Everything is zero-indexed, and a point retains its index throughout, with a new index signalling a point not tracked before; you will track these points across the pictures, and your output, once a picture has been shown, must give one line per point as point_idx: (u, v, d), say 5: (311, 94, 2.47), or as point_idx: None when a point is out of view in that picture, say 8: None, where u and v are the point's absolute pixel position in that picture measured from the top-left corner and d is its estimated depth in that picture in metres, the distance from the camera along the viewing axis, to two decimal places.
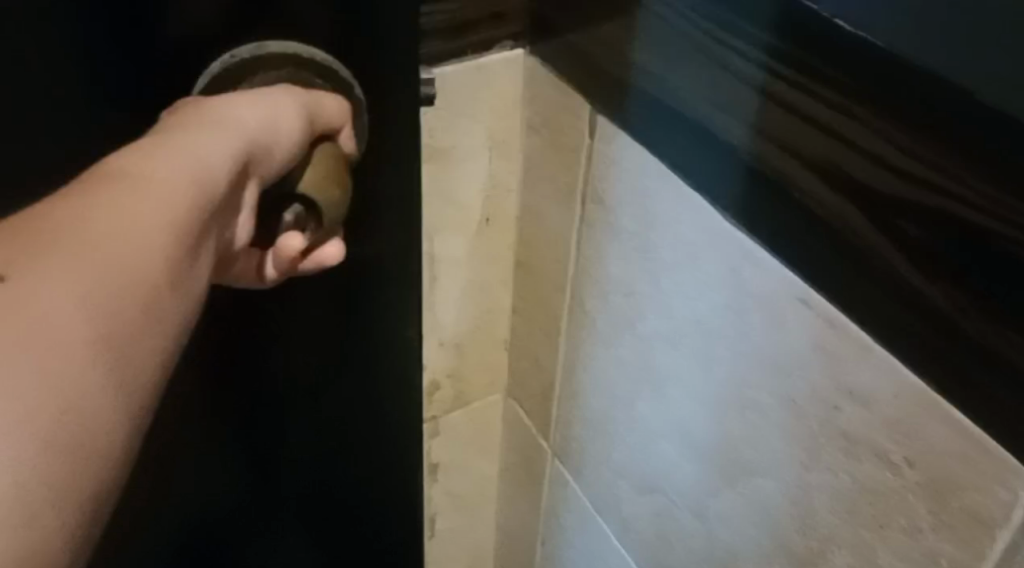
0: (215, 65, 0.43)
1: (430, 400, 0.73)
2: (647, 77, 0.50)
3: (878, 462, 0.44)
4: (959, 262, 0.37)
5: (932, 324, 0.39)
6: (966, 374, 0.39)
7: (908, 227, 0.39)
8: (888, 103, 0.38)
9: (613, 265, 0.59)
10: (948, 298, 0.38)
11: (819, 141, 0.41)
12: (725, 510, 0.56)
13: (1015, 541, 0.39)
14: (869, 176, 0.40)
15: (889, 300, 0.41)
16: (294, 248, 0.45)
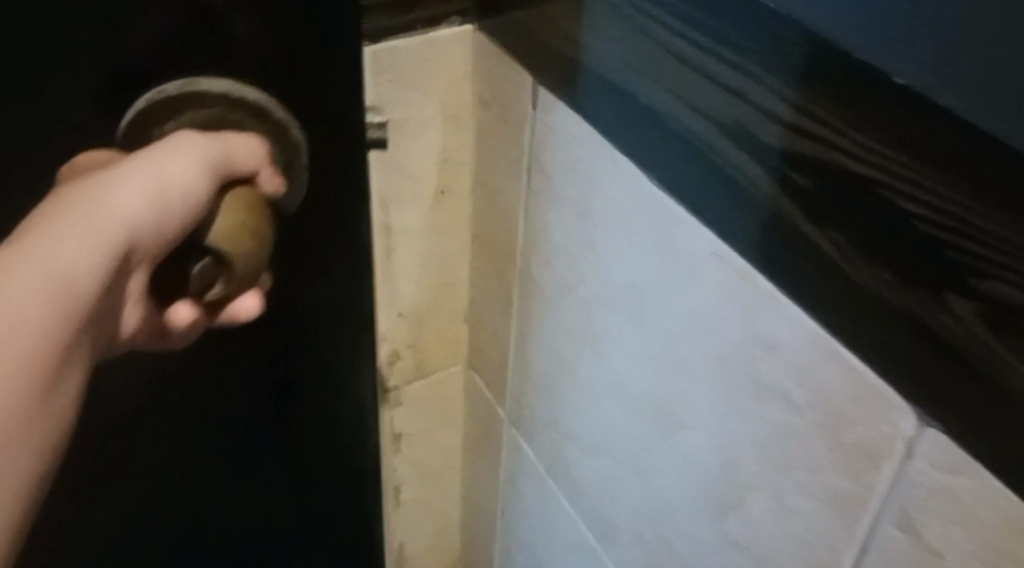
0: (141, 100, 0.47)
1: (390, 369, 0.76)
2: (593, 57, 0.52)
3: (784, 406, 0.47)
4: (945, 285, 0.37)
5: (913, 346, 0.38)
6: (937, 387, 0.38)
7: (899, 250, 0.38)
8: (889, 123, 0.37)
9: (558, 232, 0.62)
10: (932, 320, 0.37)
11: (814, 158, 0.41)
12: (660, 468, 0.59)
13: (898, 471, 0.42)
14: (810, 163, 0.41)
15: (873, 319, 0.40)
16: (189, 312, 0.48)
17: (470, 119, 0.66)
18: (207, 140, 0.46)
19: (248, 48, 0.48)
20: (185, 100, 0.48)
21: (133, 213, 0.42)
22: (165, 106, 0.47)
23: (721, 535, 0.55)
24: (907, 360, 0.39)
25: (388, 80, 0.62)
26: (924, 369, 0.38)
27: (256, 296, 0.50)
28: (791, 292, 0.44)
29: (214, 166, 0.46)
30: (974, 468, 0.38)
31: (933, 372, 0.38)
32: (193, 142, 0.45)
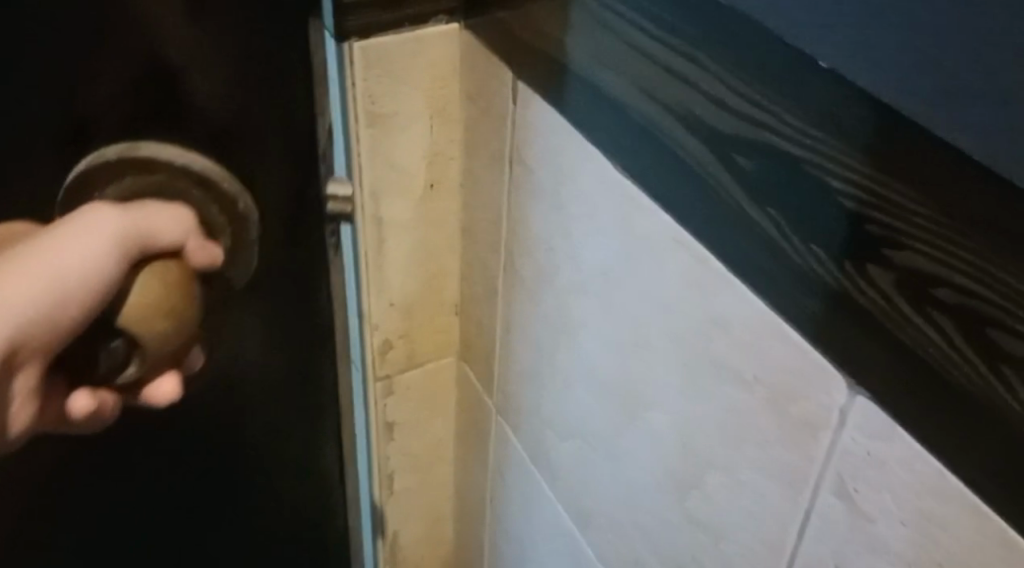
0: (111, 152, 0.62)
1: (382, 359, 0.79)
2: (579, 64, 0.54)
3: (735, 384, 0.49)
4: (965, 335, 0.36)
5: (928, 387, 0.38)
6: (946, 426, 0.38)
7: (913, 289, 0.37)
8: (912, 172, 0.36)
9: (537, 223, 0.64)
10: (950, 364, 0.37)
11: (821, 190, 0.40)
12: (629, 449, 0.61)
13: (834, 440, 0.44)
14: (814, 192, 0.40)
15: (883, 351, 0.39)
16: (85, 404, 0.56)
17: (457, 116, 0.69)
18: (115, 216, 0.54)
19: (207, 118, 0.63)
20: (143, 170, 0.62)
21: (25, 304, 0.50)
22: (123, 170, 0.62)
23: (682, 514, 0.57)
24: (920, 397, 0.38)
25: (376, 76, 0.64)
26: (941, 413, 0.38)
27: (172, 380, 0.59)
28: (736, 270, 0.46)
29: (131, 243, 0.54)
30: (898, 433, 0.40)
31: (927, 402, 0.38)
32: (111, 220, 0.54)
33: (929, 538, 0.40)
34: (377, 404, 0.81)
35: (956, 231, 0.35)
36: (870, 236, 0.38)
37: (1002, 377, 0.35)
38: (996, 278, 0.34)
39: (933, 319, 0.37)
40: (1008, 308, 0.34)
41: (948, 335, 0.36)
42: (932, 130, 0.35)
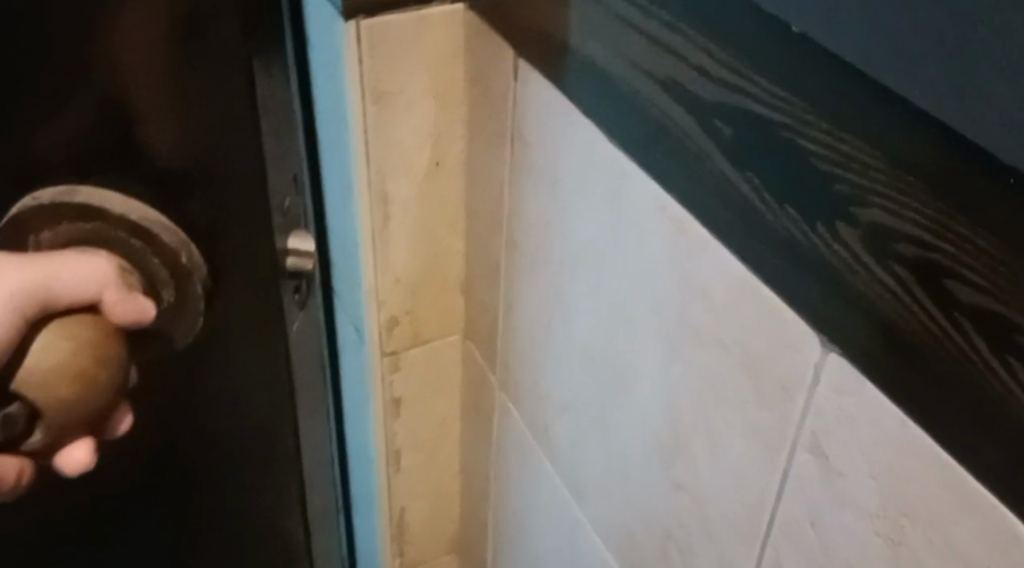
0: None
1: (388, 335, 0.80)
2: (576, 41, 0.55)
3: (716, 348, 0.50)
4: (950, 311, 0.37)
5: (909, 360, 0.39)
6: (924, 397, 0.39)
7: (898, 265, 0.38)
8: (895, 151, 0.37)
9: (534, 200, 0.66)
10: (935, 338, 0.37)
11: (800, 165, 0.41)
12: (618, 418, 0.62)
13: (809, 398, 0.45)
14: (793, 164, 0.41)
15: (861, 322, 0.40)
16: None
17: (461, 97, 0.71)
18: None
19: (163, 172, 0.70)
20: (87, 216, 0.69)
21: None
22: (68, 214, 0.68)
23: (668, 479, 0.58)
24: (901, 371, 0.39)
25: (380, 54, 0.66)
26: (922, 387, 0.39)
27: None
28: (717, 234, 0.48)
29: None
30: (867, 387, 0.41)
31: (908, 375, 0.39)
32: None
33: (895, 489, 0.41)
34: (383, 380, 0.83)
35: (913, 185, 0.37)
36: (851, 212, 0.39)
37: (993, 354, 0.36)
38: (962, 239, 0.36)
39: (895, 272, 0.38)
40: (963, 258, 0.36)
41: (909, 286, 0.38)
42: (914, 102, 0.35)
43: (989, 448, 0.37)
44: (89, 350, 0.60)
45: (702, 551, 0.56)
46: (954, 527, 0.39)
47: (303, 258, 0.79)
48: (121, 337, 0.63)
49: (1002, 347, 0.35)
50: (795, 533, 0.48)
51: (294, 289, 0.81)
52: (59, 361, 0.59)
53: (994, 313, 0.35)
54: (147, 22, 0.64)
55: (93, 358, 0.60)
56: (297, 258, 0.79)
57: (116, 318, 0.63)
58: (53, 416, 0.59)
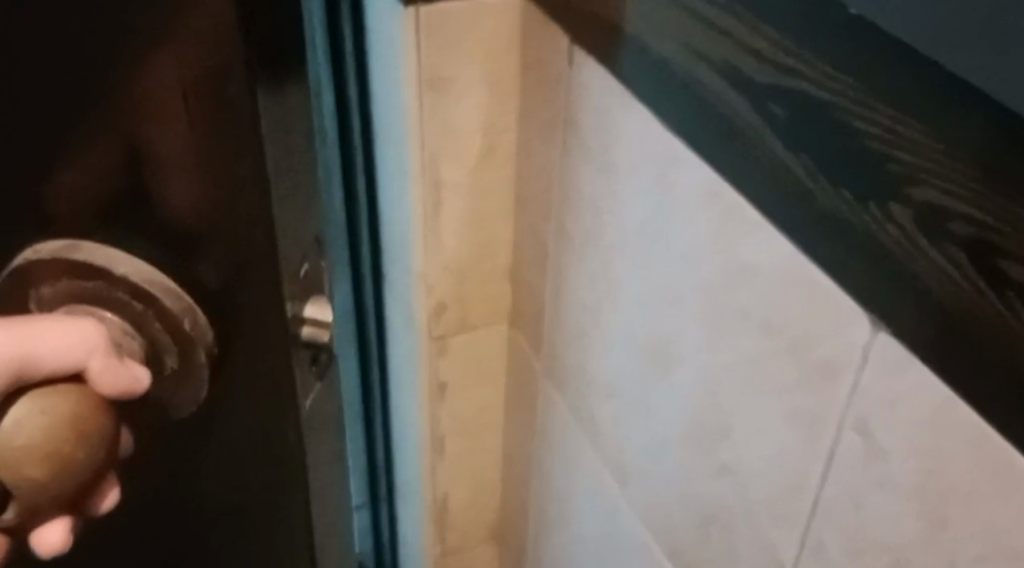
0: None
1: (436, 320, 0.82)
2: (633, 27, 0.55)
3: (763, 330, 0.50)
4: (991, 283, 0.37)
5: (953, 333, 0.39)
6: (969, 369, 0.39)
7: (943, 237, 0.39)
8: (940, 125, 0.38)
9: (585, 187, 0.67)
10: (979, 311, 0.38)
11: (849, 144, 0.42)
12: (662, 403, 0.63)
13: (856, 380, 0.45)
14: (844, 143, 0.42)
15: (908, 299, 0.41)
16: None
17: (515, 85, 0.71)
18: None
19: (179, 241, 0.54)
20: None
21: None
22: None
23: (714, 462, 0.58)
24: (945, 344, 0.40)
25: (436, 40, 0.67)
26: (966, 360, 0.39)
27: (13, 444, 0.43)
28: (765, 215, 0.48)
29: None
30: (912, 365, 0.42)
31: (951, 348, 0.40)
32: None
33: (932, 471, 0.42)
34: (430, 363, 0.84)
35: (961, 165, 0.37)
36: (898, 187, 0.40)
37: None
38: (1004, 210, 0.36)
39: (945, 250, 0.39)
40: (1009, 238, 0.36)
41: (959, 264, 0.38)
42: (958, 75, 0.36)
43: None
44: (69, 424, 0.45)
45: (743, 537, 0.57)
46: (992, 508, 0.40)
47: (322, 327, 0.59)
48: (107, 410, 0.47)
49: None
50: (835, 514, 0.49)
51: (310, 359, 0.60)
52: (29, 441, 0.44)
53: None
54: (188, 70, 0.49)
55: (72, 437, 0.45)
56: (316, 326, 0.59)
57: (99, 388, 0.47)
58: (25, 498, 0.45)
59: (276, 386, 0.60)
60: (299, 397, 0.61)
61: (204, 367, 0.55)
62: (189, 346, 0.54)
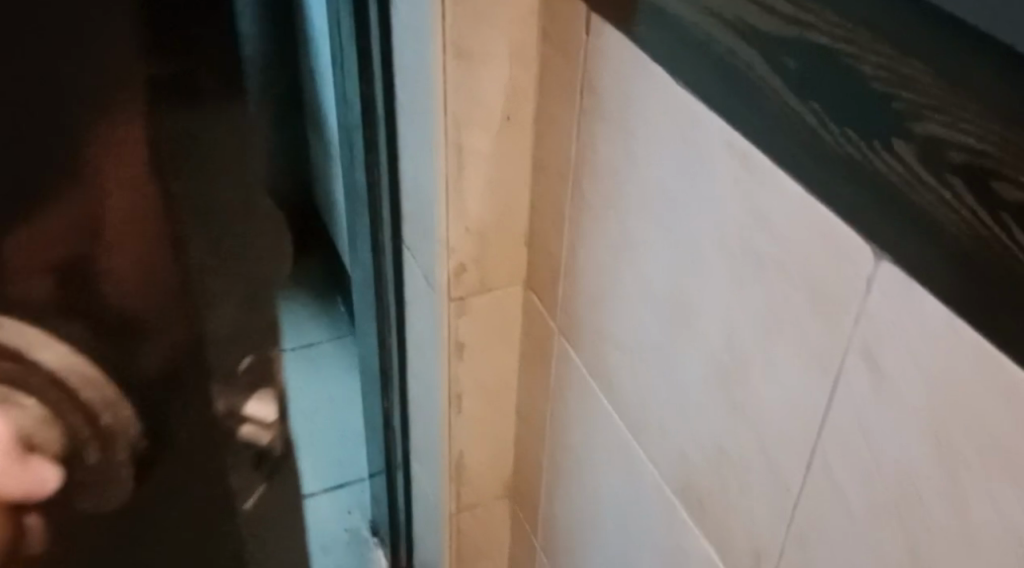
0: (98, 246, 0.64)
1: (456, 280, 0.86)
2: None
3: (777, 271, 0.54)
4: (994, 208, 0.41)
5: (956, 257, 0.43)
6: (971, 293, 0.43)
7: (948, 169, 0.42)
8: (945, 66, 0.41)
9: (600, 145, 0.70)
10: (982, 236, 0.41)
11: (858, 88, 0.45)
12: (676, 350, 0.66)
13: (861, 311, 0.49)
14: (855, 88, 0.46)
15: (913, 229, 0.45)
16: None
17: (534, 53, 0.76)
18: None
19: (132, 323, 0.66)
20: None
21: None
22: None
23: (726, 402, 0.61)
24: (948, 268, 0.43)
25: (460, 9, 0.72)
26: (969, 283, 0.43)
27: None
28: (779, 162, 0.52)
29: None
30: (919, 291, 0.45)
31: (954, 272, 0.43)
32: None
33: (942, 386, 0.45)
34: (451, 324, 0.88)
35: (965, 99, 0.41)
36: (907, 126, 0.44)
37: None
38: (1006, 138, 0.40)
39: (945, 180, 0.43)
40: (1009, 162, 0.40)
41: (958, 193, 0.42)
42: (964, 20, 0.40)
43: None
44: None
45: (754, 472, 0.60)
46: (994, 412, 0.43)
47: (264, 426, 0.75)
48: None
49: None
50: (843, 438, 0.51)
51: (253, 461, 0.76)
52: None
53: None
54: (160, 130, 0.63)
55: None
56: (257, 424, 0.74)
57: None
58: None
59: (210, 455, 0.73)
60: (238, 493, 0.76)
61: (125, 462, 0.67)
62: (104, 434, 0.65)
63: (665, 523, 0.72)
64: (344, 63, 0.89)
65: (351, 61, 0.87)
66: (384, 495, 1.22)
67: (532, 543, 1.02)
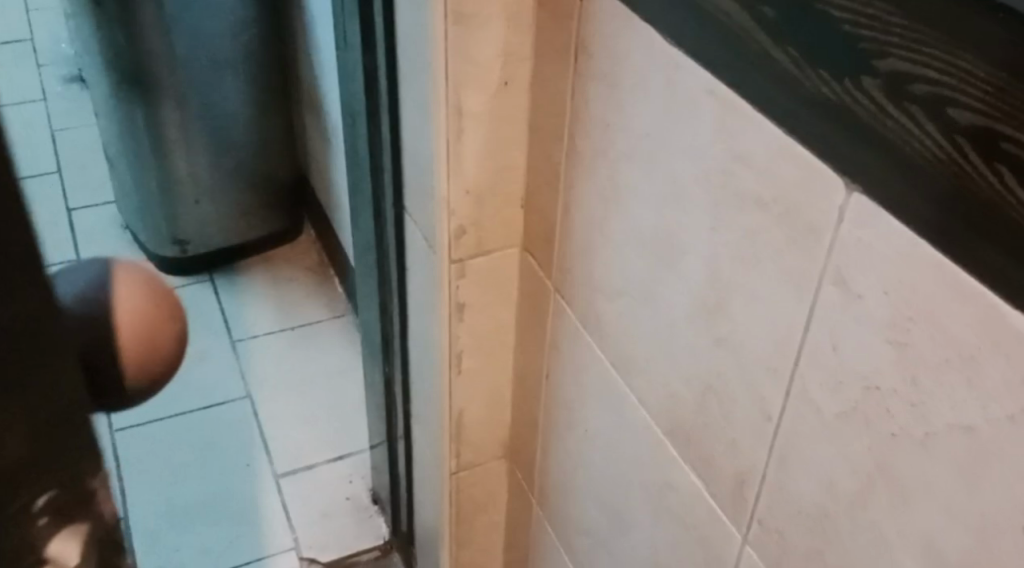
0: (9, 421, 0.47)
1: (456, 242, 0.90)
2: None
3: (757, 208, 0.58)
4: (948, 133, 0.45)
5: (917, 181, 0.47)
6: (930, 212, 0.47)
7: (907, 98, 0.46)
8: (904, 5, 0.45)
9: (594, 103, 0.74)
10: (939, 160, 0.46)
11: (827, 29, 0.49)
12: (665, 293, 0.70)
13: (832, 239, 0.53)
14: (825, 30, 0.50)
15: (879, 157, 0.49)
16: None
17: (530, 18, 0.80)
18: None
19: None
20: (157, 355, 0.49)
21: None
22: (153, 304, 0.50)
23: (713, 337, 0.65)
24: (909, 191, 0.48)
25: None
26: (929, 202, 0.47)
27: None
28: (757, 106, 0.56)
29: None
30: (882, 215, 0.50)
31: (915, 194, 0.47)
32: None
33: (904, 299, 0.49)
34: (450, 285, 0.92)
35: (922, 33, 0.45)
36: (872, 62, 0.48)
37: (985, 163, 0.44)
38: (960, 69, 0.44)
39: (907, 110, 0.47)
40: (962, 87, 0.44)
41: (916, 119, 0.46)
42: None
43: (982, 242, 0.45)
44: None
45: (739, 400, 0.64)
46: (949, 318, 0.47)
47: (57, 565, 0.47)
48: None
49: (991, 155, 0.43)
50: (817, 358, 0.56)
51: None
52: None
53: (984, 128, 0.43)
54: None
55: None
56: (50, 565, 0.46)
57: None
58: None
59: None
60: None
61: None
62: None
63: (655, 461, 0.76)
64: (347, 35, 0.94)
65: (355, 33, 0.91)
66: (386, 460, 1.26)
67: (529, 498, 1.06)
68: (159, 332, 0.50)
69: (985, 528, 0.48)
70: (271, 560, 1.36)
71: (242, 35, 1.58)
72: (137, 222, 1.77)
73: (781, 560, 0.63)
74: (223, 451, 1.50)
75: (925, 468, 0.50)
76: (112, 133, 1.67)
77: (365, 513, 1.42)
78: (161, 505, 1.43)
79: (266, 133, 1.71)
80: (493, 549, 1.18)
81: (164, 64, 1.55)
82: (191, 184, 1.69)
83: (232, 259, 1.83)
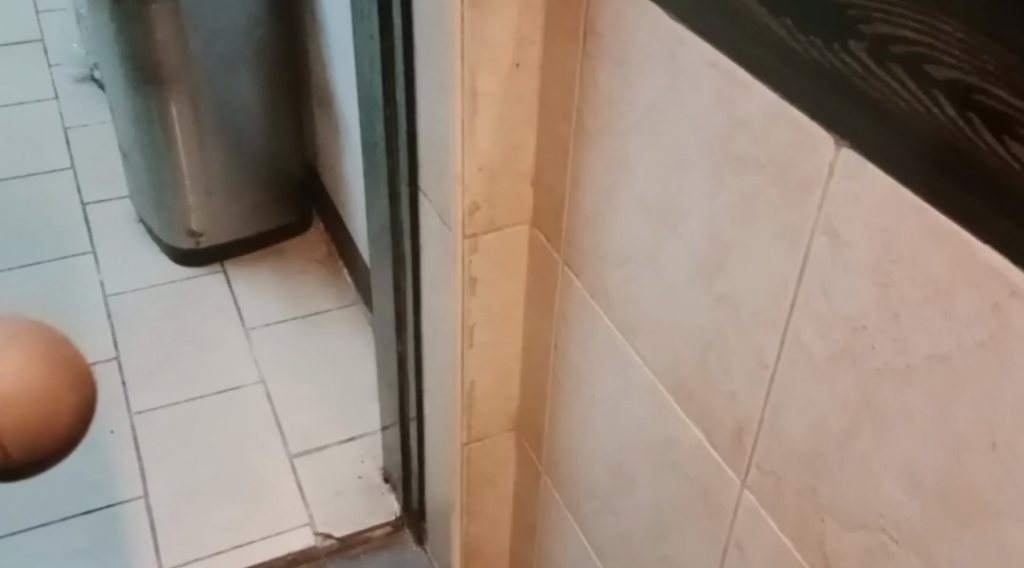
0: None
1: (469, 218, 0.95)
2: None
3: (755, 169, 0.63)
4: (925, 89, 0.50)
5: (899, 135, 0.52)
6: (911, 162, 0.52)
7: (889, 59, 0.51)
8: None
9: (601, 80, 0.79)
10: (916, 114, 0.50)
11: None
12: (668, 257, 0.74)
13: (823, 194, 0.58)
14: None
15: (864, 114, 0.54)
16: None
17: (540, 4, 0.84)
18: None
19: None
20: (46, 424, 0.50)
21: None
22: (44, 373, 0.50)
23: (713, 295, 0.70)
24: (892, 145, 0.52)
25: None
26: (909, 154, 0.52)
27: None
28: (754, 72, 0.61)
29: None
30: (867, 168, 0.54)
31: (897, 147, 0.52)
32: None
33: (887, 242, 0.54)
34: (463, 259, 0.97)
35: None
36: (857, 27, 0.52)
37: (958, 115, 0.48)
38: (936, 31, 0.48)
39: (892, 70, 0.51)
40: (938, 47, 0.49)
41: (897, 77, 0.51)
42: None
43: (954, 186, 0.50)
44: None
45: (737, 351, 0.68)
46: (927, 258, 0.52)
47: None
48: None
49: (964, 106, 0.48)
50: (810, 306, 0.60)
51: None
52: None
53: (958, 84, 0.48)
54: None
55: None
56: None
57: None
58: None
59: None
60: None
61: None
62: None
63: (658, 417, 0.81)
64: (364, 22, 0.98)
65: (373, 19, 0.96)
66: (399, 437, 1.31)
67: (537, 468, 1.11)
68: (48, 404, 0.50)
69: (959, 447, 0.53)
70: (285, 535, 1.41)
71: (254, 32, 1.63)
72: (151, 214, 1.82)
73: (778, 501, 0.68)
74: (236, 433, 1.55)
75: (907, 397, 0.55)
76: (126, 126, 1.72)
77: (378, 492, 1.47)
78: (172, 486, 1.47)
79: (276, 126, 1.75)
80: (502, 520, 1.22)
81: (178, 59, 1.60)
82: (203, 176, 1.74)
83: (242, 251, 1.87)
